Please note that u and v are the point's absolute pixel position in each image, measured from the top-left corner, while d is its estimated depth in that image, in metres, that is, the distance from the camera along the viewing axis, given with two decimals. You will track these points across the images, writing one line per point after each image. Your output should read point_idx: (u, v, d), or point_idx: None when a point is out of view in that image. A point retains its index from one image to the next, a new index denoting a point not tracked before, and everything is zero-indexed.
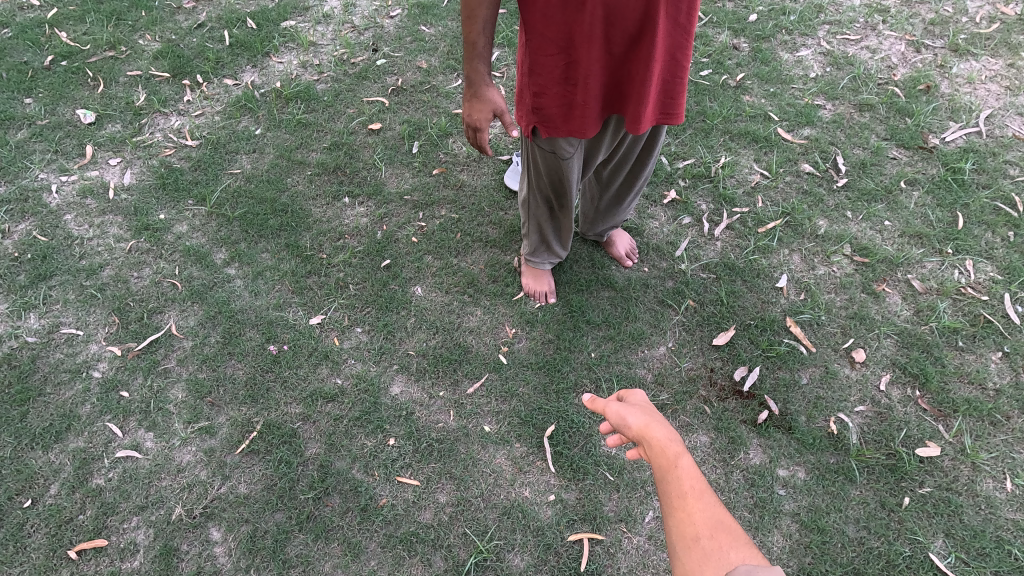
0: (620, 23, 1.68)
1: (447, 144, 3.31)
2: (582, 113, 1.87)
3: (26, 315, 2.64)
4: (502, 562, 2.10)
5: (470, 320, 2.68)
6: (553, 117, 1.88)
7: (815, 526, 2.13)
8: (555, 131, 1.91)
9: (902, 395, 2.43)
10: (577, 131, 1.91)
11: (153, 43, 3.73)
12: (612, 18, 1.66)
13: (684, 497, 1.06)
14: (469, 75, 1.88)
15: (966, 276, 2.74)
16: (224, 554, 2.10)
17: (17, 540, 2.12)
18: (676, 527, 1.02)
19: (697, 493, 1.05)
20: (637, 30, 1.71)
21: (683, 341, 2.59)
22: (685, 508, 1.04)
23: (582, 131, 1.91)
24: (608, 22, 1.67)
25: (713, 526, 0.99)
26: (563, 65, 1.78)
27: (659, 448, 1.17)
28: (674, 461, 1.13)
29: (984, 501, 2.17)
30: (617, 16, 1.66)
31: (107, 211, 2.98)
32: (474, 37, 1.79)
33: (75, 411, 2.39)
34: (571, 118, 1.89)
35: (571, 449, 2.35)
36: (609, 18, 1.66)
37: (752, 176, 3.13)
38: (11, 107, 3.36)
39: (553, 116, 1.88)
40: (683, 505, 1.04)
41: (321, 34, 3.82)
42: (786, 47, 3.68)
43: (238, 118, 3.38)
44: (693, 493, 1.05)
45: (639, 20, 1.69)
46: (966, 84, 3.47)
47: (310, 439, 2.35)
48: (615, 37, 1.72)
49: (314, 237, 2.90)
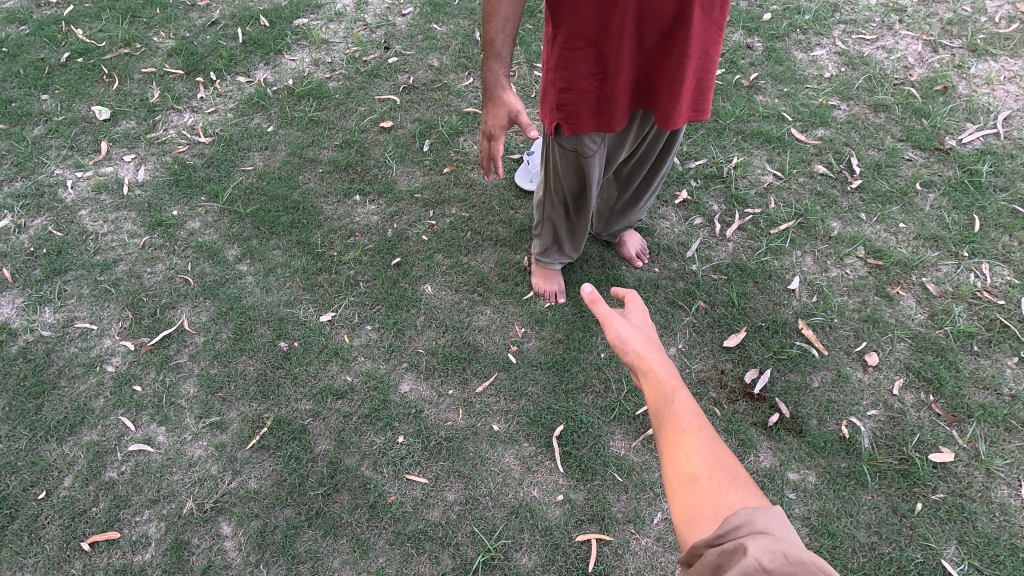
0: (654, 18, 1.68)
1: (458, 142, 3.32)
2: (610, 108, 1.86)
3: (42, 309, 2.67)
4: (509, 561, 2.11)
5: (480, 319, 2.68)
6: (581, 113, 1.87)
7: (825, 531, 2.12)
8: (581, 127, 1.90)
9: (916, 399, 2.40)
10: (604, 125, 1.91)
11: (168, 40, 3.76)
12: (645, 12, 1.66)
13: (678, 431, 1.05)
14: (488, 76, 1.87)
15: (983, 279, 2.71)
16: (234, 549, 2.12)
17: (32, 531, 2.15)
18: (670, 464, 1.03)
19: (692, 428, 1.05)
20: (670, 25, 1.71)
21: (694, 342, 2.57)
22: (681, 444, 1.04)
23: (609, 126, 1.91)
24: (641, 16, 1.67)
25: (711, 465, 1.00)
26: (593, 60, 1.77)
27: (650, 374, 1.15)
28: (667, 392, 1.11)
29: (999, 508, 2.15)
30: (651, 11, 1.66)
31: (122, 207, 3.01)
32: (494, 35, 1.79)
33: (89, 405, 2.42)
34: (600, 113, 1.88)
35: (580, 450, 2.34)
36: (643, 13, 1.66)
37: (764, 177, 3.10)
38: (28, 103, 3.40)
39: (581, 112, 1.86)
40: (678, 439, 1.04)
41: (333, 32, 3.83)
42: (800, 46, 3.64)
43: (251, 116, 3.40)
44: (688, 428, 1.05)
45: (673, 15, 1.68)
46: (984, 85, 3.43)
47: (319, 436, 2.36)
48: (647, 31, 1.72)
49: (325, 235, 2.91)
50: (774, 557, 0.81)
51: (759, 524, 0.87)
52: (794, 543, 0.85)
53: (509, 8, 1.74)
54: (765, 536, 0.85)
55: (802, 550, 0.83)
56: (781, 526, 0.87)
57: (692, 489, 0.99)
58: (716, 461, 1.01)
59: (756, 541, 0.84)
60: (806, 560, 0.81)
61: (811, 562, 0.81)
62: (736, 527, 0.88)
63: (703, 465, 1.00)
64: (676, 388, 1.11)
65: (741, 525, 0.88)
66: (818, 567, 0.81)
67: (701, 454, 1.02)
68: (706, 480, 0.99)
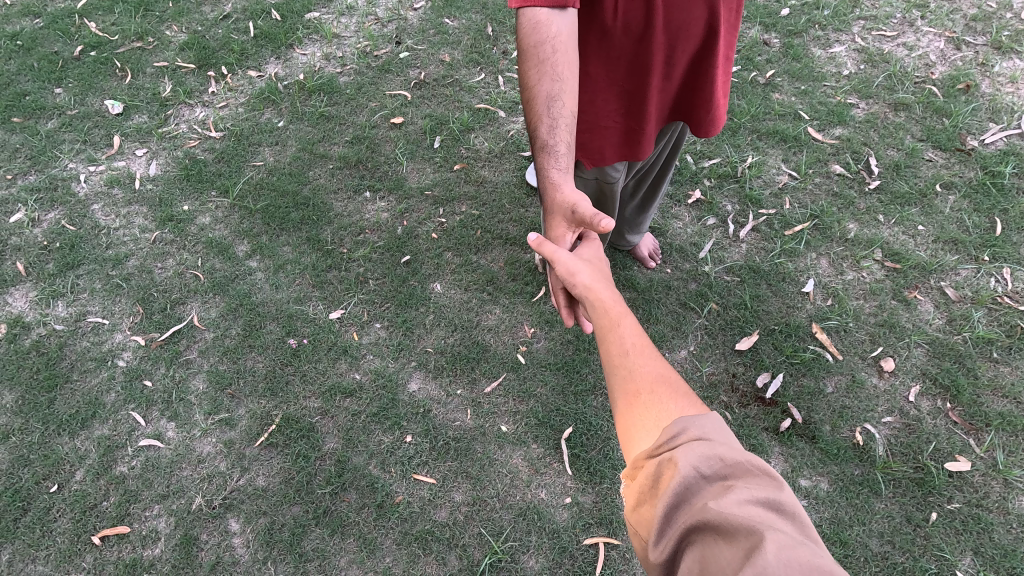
0: (683, 45, 1.79)
1: (469, 139, 3.29)
2: (637, 139, 1.98)
3: (54, 303, 2.69)
4: (516, 564, 2.10)
5: (489, 318, 2.66)
6: (605, 147, 2.00)
7: (837, 539, 2.09)
8: (606, 159, 2.03)
9: (932, 406, 2.36)
10: (629, 156, 2.04)
11: (180, 34, 3.76)
12: (675, 41, 1.77)
13: (622, 352, 1.09)
14: (543, 178, 1.68)
15: (1004, 284, 2.65)
16: (242, 546, 2.13)
17: (44, 524, 2.17)
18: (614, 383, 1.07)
19: (635, 348, 1.09)
20: (696, 48, 1.83)
21: (705, 344, 2.54)
22: (624, 363, 1.07)
23: (633, 156, 2.04)
24: (671, 46, 1.78)
25: (654, 380, 1.03)
26: (617, 96, 1.89)
27: (603, 307, 1.21)
28: (617, 320, 1.15)
29: (1016, 519, 2.11)
30: (681, 39, 1.77)
31: (134, 202, 3.02)
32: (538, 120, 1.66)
33: (100, 399, 2.43)
34: (624, 144, 2.01)
35: (589, 452, 2.33)
36: (672, 43, 1.78)
37: (779, 177, 3.05)
38: (42, 97, 3.41)
39: (605, 146, 1.99)
40: (621, 359, 1.08)
41: (345, 26, 3.81)
42: (819, 42, 3.57)
43: (262, 111, 3.39)
44: (632, 348, 1.09)
45: (700, 38, 1.81)
46: (1009, 83, 3.34)
47: (328, 434, 2.36)
48: (676, 59, 1.83)
49: (335, 231, 2.90)
50: (707, 457, 0.85)
51: (697, 430, 0.89)
52: (729, 445, 0.88)
53: (550, 88, 1.62)
54: (701, 443, 0.88)
55: (737, 451, 0.87)
56: (719, 430, 0.90)
57: (635, 405, 1.01)
58: (658, 375, 1.04)
59: (690, 448, 0.87)
60: (740, 460, 0.85)
61: (744, 462, 0.85)
62: (674, 435, 0.90)
63: (645, 381, 1.03)
64: (626, 317, 1.15)
65: (678, 433, 0.90)
66: (753, 465, 0.85)
67: (643, 370, 1.05)
68: (647, 395, 1.01)
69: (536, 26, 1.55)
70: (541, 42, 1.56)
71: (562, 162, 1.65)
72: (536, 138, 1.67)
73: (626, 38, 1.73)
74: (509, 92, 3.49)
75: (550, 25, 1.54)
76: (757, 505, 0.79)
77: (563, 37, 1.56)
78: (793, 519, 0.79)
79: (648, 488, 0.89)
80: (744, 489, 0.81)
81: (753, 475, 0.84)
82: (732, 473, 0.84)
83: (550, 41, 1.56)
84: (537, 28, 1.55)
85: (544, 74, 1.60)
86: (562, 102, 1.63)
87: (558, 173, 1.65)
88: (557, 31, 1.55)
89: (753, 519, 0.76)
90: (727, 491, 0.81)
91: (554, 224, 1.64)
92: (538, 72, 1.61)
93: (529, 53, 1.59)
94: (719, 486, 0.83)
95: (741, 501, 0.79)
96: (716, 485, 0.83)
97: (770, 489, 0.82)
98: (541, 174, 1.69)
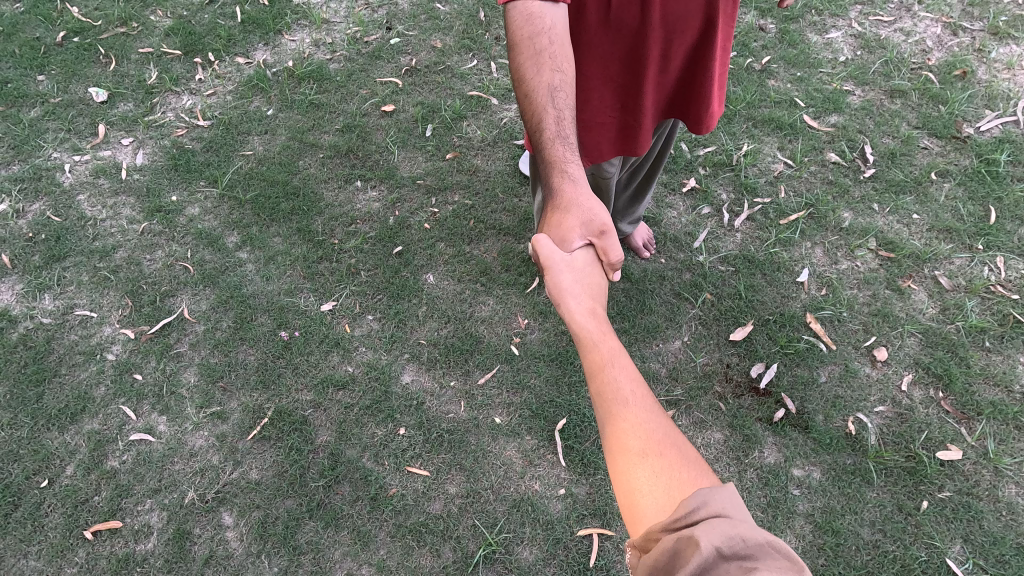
0: (681, 38, 1.77)
1: (461, 127, 3.25)
2: (633, 135, 1.96)
3: (41, 296, 2.65)
4: (511, 555, 2.10)
5: (483, 310, 2.64)
6: (602, 143, 1.97)
7: (829, 528, 2.10)
8: (603, 156, 2.00)
9: (925, 396, 2.37)
10: (626, 151, 2.01)
11: (165, 19, 3.68)
12: (672, 35, 1.75)
13: (626, 408, 1.11)
14: (561, 177, 1.51)
15: (997, 273, 2.64)
16: (236, 539, 2.12)
17: (35, 519, 2.16)
18: (619, 441, 1.07)
19: (639, 405, 1.12)
20: (693, 42, 1.81)
21: (699, 335, 2.53)
22: (628, 421, 1.09)
23: (632, 150, 2.01)
24: (669, 39, 1.76)
25: (660, 443, 1.06)
26: (613, 92, 1.86)
27: (591, 343, 1.24)
28: (609, 362, 1.19)
29: (1005, 507, 2.13)
30: (678, 31, 1.75)
31: (120, 192, 2.97)
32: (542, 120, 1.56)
33: (90, 393, 2.41)
34: (621, 139, 1.98)
35: (583, 444, 2.33)
36: (670, 36, 1.75)
37: (775, 165, 3.03)
38: (24, 84, 3.33)
39: (602, 141, 1.96)
40: (627, 420, 1.09)
41: (334, 11, 3.74)
42: (816, 28, 3.53)
43: (250, 99, 3.33)
44: (635, 405, 1.11)
45: (698, 30, 1.78)
46: (1005, 69, 3.32)
47: (320, 427, 2.35)
48: (673, 53, 1.81)
49: (326, 222, 2.87)
50: (729, 536, 0.85)
51: (716, 505, 0.91)
52: (746, 523, 0.90)
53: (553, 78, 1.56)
54: (721, 521, 0.88)
55: (756, 530, 0.88)
56: (734, 506, 0.92)
57: (643, 467, 1.03)
58: (664, 440, 1.07)
59: (711, 525, 0.87)
60: (761, 541, 0.85)
61: (766, 543, 0.85)
62: (692, 510, 0.91)
63: (653, 444, 1.06)
64: (618, 358, 1.20)
65: (698, 508, 0.91)
66: (772, 547, 0.86)
67: (647, 430, 1.07)
68: (656, 459, 1.04)
69: (529, 18, 1.53)
70: (536, 34, 1.54)
71: (574, 155, 1.55)
72: (542, 136, 1.56)
73: (622, 32, 1.70)
74: (502, 79, 3.44)
75: (543, 17, 1.52)
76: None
77: (557, 28, 1.54)
78: None
79: (663, 565, 0.88)
80: (767, 572, 0.81)
81: (773, 557, 0.85)
82: (754, 554, 0.84)
83: (546, 31, 1.53)
84: (531, 20, 1.53)
85: (541, 65, 1.55)
86: (563, 92, 1.58)
87: (576, 173, 1.52)
88: (551, 21, 1.53)
89: None
90: (748, 572, 0.82)
91: (561, 226, 1.46)
92: (534, 64, 1.55)
93: (523, 45, 1.55)
94: (739, 566, 0.83)
95: None
96: (737, 565, 0.83)
97: (791, 572, 0.83)
98: (554, 171, 1.53)
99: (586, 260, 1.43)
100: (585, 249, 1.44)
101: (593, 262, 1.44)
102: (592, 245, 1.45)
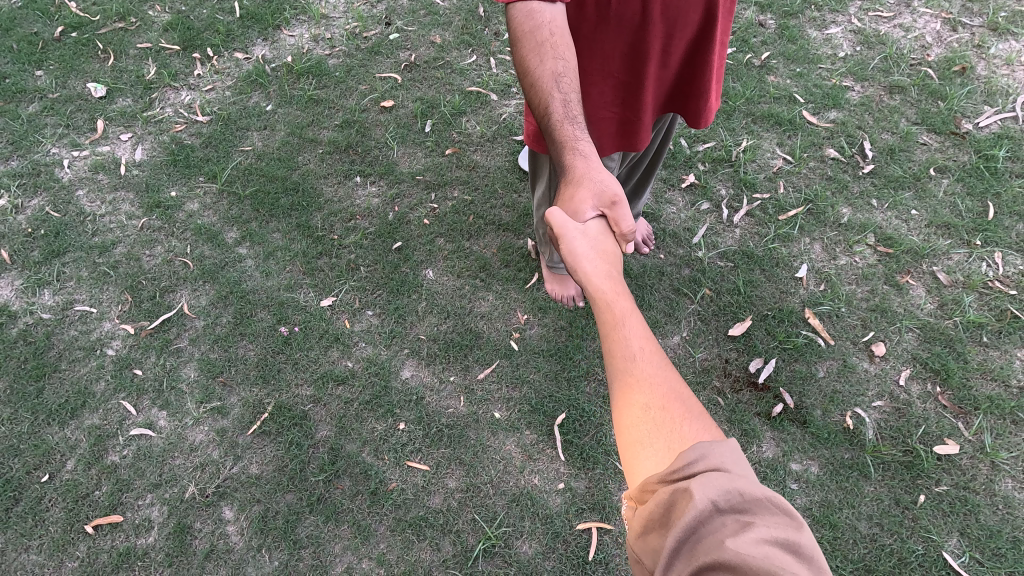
0: (681, 33, 1.78)
1: (461, 123, 3.25)
2: (632, 130, 1.96)
3: (40, 292, 2.65)
4: (510, 549, 2.11)
5: (482, 305, 2.65)
6: (602, 137, 1.97)
7: (826, 522, 2.11)
8: (603, 151, 2.01)
9: (923, 391, 2.38)
10: (626, 146, 2.02)
11: (163, 14, 3.67)
12: (673, 29, 1.75)
13: (634, 362, 1.10)
14: (570, 153, 1.52)
15: (995, 269, 2.65)
16: (236, 533, 2.13)
17: (36, 514, 2.16)
18: (625, 396, 1.07)
19: (646, 359, 1.10)
20: (692, 37, 1.82)
21: (698, 330, 2.54)
22: (636, 376, 1.08)
23: (631, 146, 2.01)
24: (670, 33, 1.76)
25: (666, 398, 1.06)
26: (614, 88, 1.86)
27: (606, 303, 1.22)
28: (621, 319, 1.17)
29: (1002, 501, 2.14)
30: (678, 26, 1.75)
31: (119, 187, 2.96)
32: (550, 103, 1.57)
33: (90, 388, 2.41)
34: (621, 135, 1.99)
35: (582, 438, 2.34)
36: (671, 30, 1.76)
37: (774, 161, 3.03)
38: (22, 80, 3.32)
39: (602, 136, 1.96)
40: (634, 374, 1.08)
41: (333, 6, 3.73)
42: (815, 24, 3.53)
43: (249, 94, 3.32)
44: (642, 360, 1.10)
45: (697, 25, 1.79)
46: (1004, 65, 3.32)
47: (320, 422, 2.36)
48: (674, 47, 1.81)
49: (326, 218, 2.87)
50: (725, 492, 0.86)
51: (715, 459, 0.91)
52: (746, 478, 0.90)
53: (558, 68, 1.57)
54: (719, 475, 0.89)
55: (755, 486, 0.88)
56: (734, 460, 0.92)
57: (645, 422, 1.03)
58: (670, 394, 1.06)
59: (709, 479, 0.88)
60: (759, 496, 0.86)
61: (764, 499, 0.86)
62: (692, 462, 0.91)
63: (658, 397, 1.05)
64: (631, 317, 1.18)
65: (697, 460, 0.91)
66: (770, 503, 0.86)
67: (654, 385, 1.07)
68: (660, 414, 1.04)
69: (530, 14, 1.54)
70: (536, 27, 1.54)
71: (584, 135, 1.56)
72: (550, 117, 1.57)
73: (622, 27, 1.70)
74: (501, 74, 3.44)
75: (543, 13, 1.53)
76: (776, 545, 0.80)
77: (557, 22, 1.55)
78: (810, 562, 0.81)
79: (658, 515, 0.90)
80: (763, 527, 0.83)
81: (770, 513, 0.85)
82: (750, 508, 0.85)
83: (546, 25, 1.54)
84: (531, 16, 1.54)
85: (544, 55, 1.56)
86: (568, 77, 1.58)
87: (586, 149, 1.53)
88: (551, 16, 1.54)
89: (771, 560, 0.78)
90: (743, 527, 0.83)
91: (573, 198, 1.47)
92: (537, 55, 1.56)
93: (525, 38, 1.56)
94: (735, 520, 0.84)
95: (758, 540, 0.80)
96: (732, 519, 0.84)
97: (788, 529, 0.84)
98: (564, 150, 1.54)
99: (598, 230, 1.43)
100: (599, 220, 1.45)
101: (606, 232, 1.43)
102: (604, 217, 1.45)
